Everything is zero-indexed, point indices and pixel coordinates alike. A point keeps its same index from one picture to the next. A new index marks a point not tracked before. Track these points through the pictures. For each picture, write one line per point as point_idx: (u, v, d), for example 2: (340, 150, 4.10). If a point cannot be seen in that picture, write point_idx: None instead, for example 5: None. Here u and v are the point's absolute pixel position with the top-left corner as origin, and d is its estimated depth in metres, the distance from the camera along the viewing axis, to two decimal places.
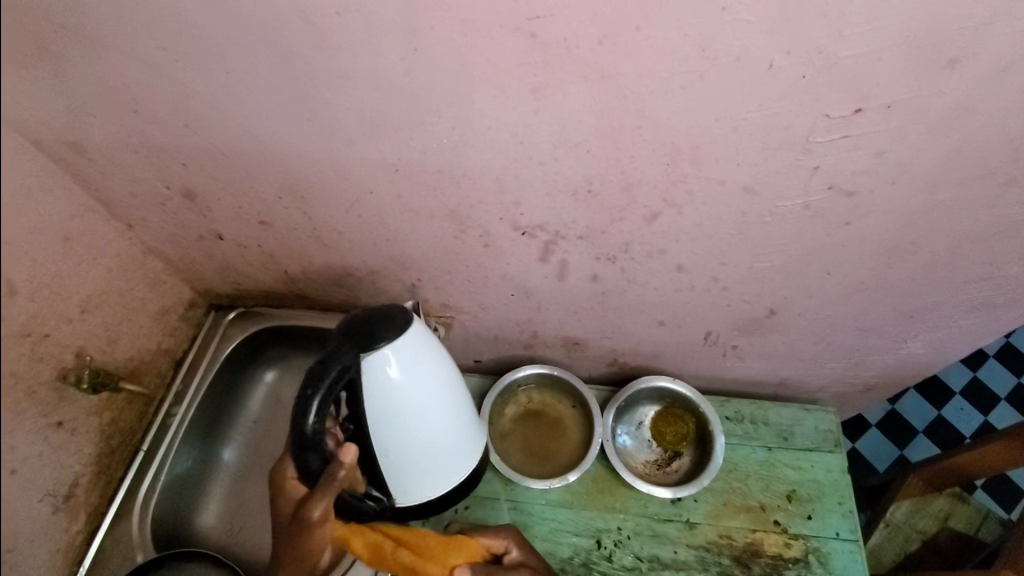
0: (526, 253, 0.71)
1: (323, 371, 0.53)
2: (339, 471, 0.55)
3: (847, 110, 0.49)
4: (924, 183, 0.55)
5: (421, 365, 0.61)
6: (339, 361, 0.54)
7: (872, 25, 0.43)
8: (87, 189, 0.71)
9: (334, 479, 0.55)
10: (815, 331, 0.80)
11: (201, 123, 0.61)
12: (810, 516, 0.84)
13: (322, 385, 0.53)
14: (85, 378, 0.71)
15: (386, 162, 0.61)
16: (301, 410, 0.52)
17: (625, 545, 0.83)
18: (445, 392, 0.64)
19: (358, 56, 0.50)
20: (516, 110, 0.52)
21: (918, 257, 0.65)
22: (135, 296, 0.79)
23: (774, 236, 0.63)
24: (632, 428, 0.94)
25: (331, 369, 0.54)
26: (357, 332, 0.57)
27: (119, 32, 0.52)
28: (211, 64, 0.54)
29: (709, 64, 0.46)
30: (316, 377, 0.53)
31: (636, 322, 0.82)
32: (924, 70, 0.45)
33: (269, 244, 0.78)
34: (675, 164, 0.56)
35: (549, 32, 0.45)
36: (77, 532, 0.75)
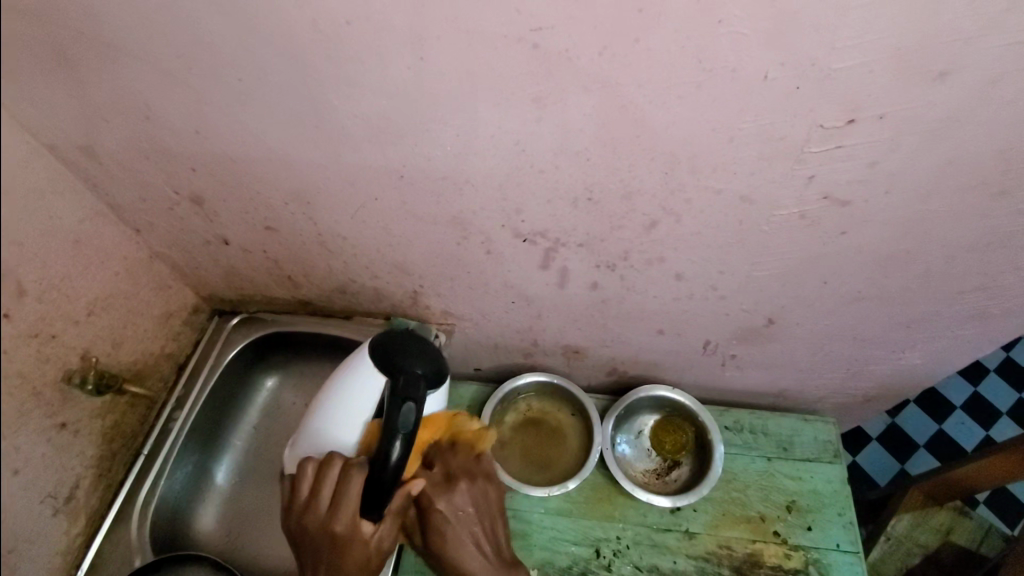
0: (527, 260, 0.72)
1: (411, 400, 0.62)
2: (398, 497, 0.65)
3: (841, 120, 0.50)
4: (918, 192, 0.56)
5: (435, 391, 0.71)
6: (416, 390, 0.64)
7: (863, 38, 0.44)
8: (96, 194, 0.72)
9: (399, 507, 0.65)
10: (814, 340, 0.80)
11: (212, 130, 0.62)
12: (811, 527, 0.84)
13: (413, 419, 0.61)
14: (89, 379, 0.72)
15: (391, 168, 0.62)
16: (389, 438, 0.59)
17: (624, 555, 0.83)
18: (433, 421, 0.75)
19: (367, 65, 0.52)
20: (518, 119, 0.54)
21: (914, 267, 0.66)
22: (140, 300, 0.80)
23: (771, 245, 0.64)
24: (631, 436, 0.94)
25: (416, 397, 0.63)
26: (417, 366, 0.67)
27: (135, 40, 0.54)
28: (224, 73, 0.56)
29: (705, 75, 0.48)
30: (406, 409, 0.61)
31: (635, 330, 0.83)
32: (915, 81, 0.47)
33: (274, 250, 0.80)
34: (673, 173, 0.57)
35: (552, 42, 0.47)
36: (76, 535, 0.75)
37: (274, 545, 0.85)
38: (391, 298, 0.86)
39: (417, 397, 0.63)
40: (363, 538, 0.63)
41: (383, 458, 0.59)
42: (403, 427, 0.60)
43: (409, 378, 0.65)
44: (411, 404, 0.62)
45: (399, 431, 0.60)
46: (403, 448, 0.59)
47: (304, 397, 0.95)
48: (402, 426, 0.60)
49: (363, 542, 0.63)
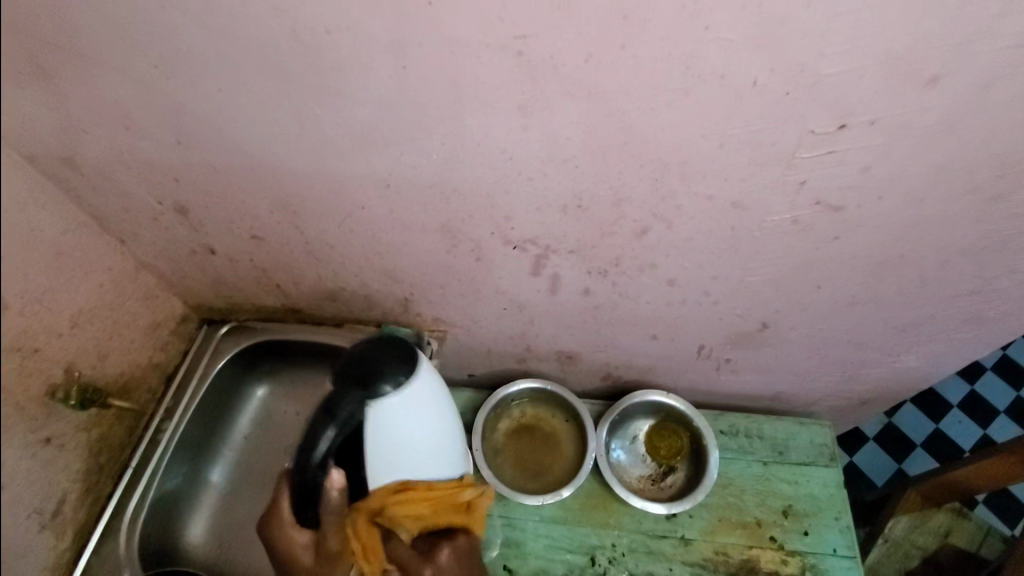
0: (518, 268, 0.71)
1: (331, 416, 0.57)
2: (331, 493, 0.59)
3: (832, 126, 0.49)
4: (911, 198, 0.55)
5: (426, 409, 0.63)
6: (344, 407, 0.57)
7: (853, 44, 0.43)
8: (79, 204, 0.71)
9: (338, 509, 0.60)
10: (808, 345, 0.80)
11: (193, 140, 0.61)
12: (807, 532, 0.84)
13: (334, 420, 0.57)
14: (73, 395, 0.70)
15: (376, 176, 0.61)
16: (311, 440, 0.57)
17: (619, 563, 0.82)
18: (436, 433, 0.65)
19: (348, 73, 0.51)
20: (504, 127, 0.53)
21: (908, 272, 0.65)
22: (126, 311, 0.79)
23: (764, 250, 0.63)
24: (626, 442, 0.93)
25: (338, 414, 0.57)
26: (360, 376, 0.58)
27: (110, 50, 0.53)
28: (203, 82, 0.54)
29: (693, 81, 0.47)
30: (328, 411, 0.58)
31: (629, 336, 0.82)
32: (906, 86, 0.46)
33: (261, 258, 0.78)
34: (663, 179, 0.56)
35: (536, 50, 0.46)
36: (64, 550, 0.74)
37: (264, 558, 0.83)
38: (381, 306, 0.84)
39: (342, 417, 0.57)
40: (297, 542, 0.62)
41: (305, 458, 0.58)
42: (323, 428, 0.57)
43: (344, 390, 0.58)
44: (329, 422, 0.57)
45: (311, 448, 0.57)
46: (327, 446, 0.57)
47: (295, 406, 0.94)
48: (314, 444, 0.57)
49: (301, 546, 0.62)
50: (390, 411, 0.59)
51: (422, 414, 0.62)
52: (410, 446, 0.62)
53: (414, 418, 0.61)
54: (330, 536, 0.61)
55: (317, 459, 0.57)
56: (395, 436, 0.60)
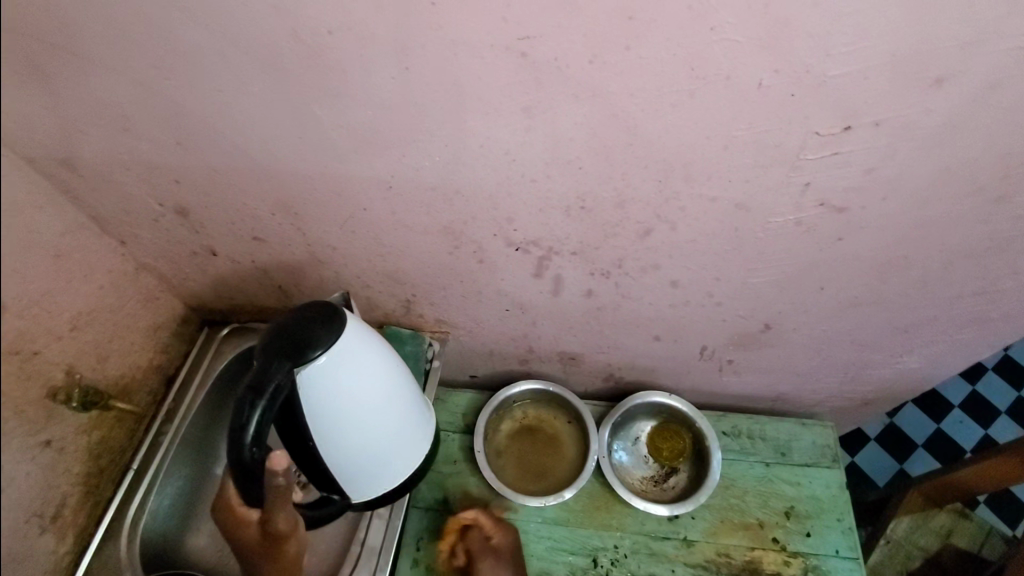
0: (520, 269, 0.71)
1: (255, 399, 0.49)
2: (278, 479, 0.53)
3: (837, 127, 0.49)
4: (915, 199, 0.55)
5: (364, 364, 0.58)
6: (268, 385, 0.50)
7: (859, 45, 0.43)
8: (79, 206, 0.70)
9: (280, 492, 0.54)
10: (811, 346, 0.80)
11: (194, 142, 0.61)
12: (809, 534, 0.83)
13: (258, 403, 0.49)
14: (74, 396, 0.70)
15: (379, 178, 0.61)
16: (234, 438, 0.48)
17: (622, 564, 0.82)
18: (388, 396, 0.62)
19: (351, 75, 0.50)
20: (508, 128, 0.53)
21: (911, 273, 0.65)
22: (127, 312, 0.79)
23: (768, 252, 0.63)
24: (628, 443, 0.93)
25: (265, 393, 0.50)
26: (279, 348, 0.53)
27: (111, 52, 0.52)
28: (204, 84, 0.54)
29: (698, 83, 0.47)
30: (248, 394, 0.49)
31: (631, 337, 0.82)
32: (912, 88, 0.46)
33: (263, 260, 0.78)
34: (667, 181, 0.56)
35: (540, 51, 0.46)
36: (65, 553, 0.74)
37: None
38: (383, 307, 0.84)
39: (270, 396, 0.50)
40: (247, 521, 0.58)
41: (234, 461, 0.48)
42: (244, 416, 0.48)
43: (262, 366, 0.51)
44: (255, 407, 0.49)
45: (240, 446, 0.48)
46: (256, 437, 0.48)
47: None
48: (241, 441, 0.48)
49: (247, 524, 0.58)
50: (324, 377, 0.55)
51: (361, 371, 0.58)
52: (356, 406, 0.58)
53: (352, 376, 0.57)
54: (278, 516, 0.56)
55: (251, 456, 0.48)
56: (338, 398, 0.56)
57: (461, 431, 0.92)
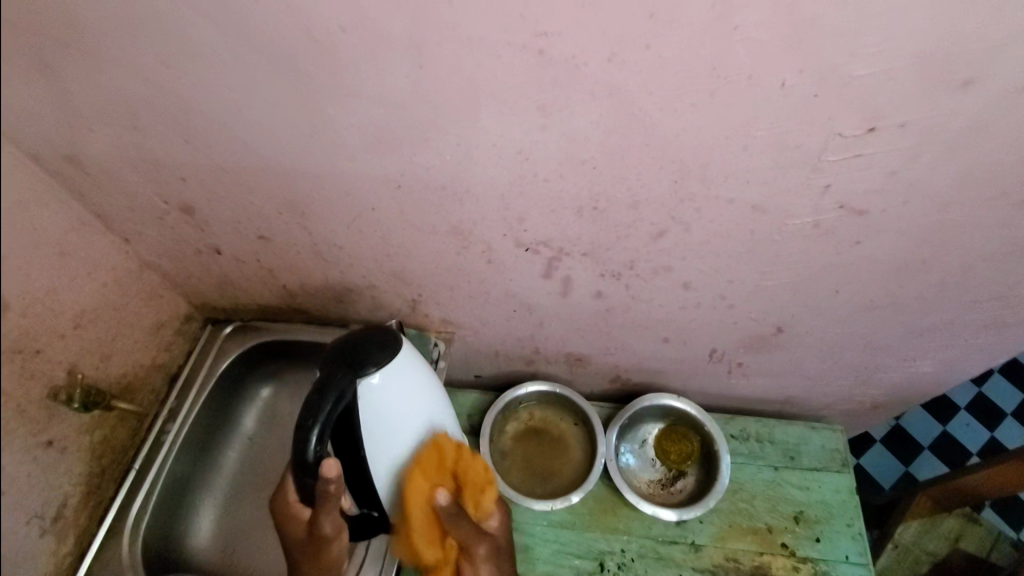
0: (529, 270, 0.69)
1: (319, 403, 0.54)
2: (329, 486, 0.55)
3: (859, 129, 0.48)
4: (936, 202, 0.54)
5: (411, 380, 0.61)
6: (331, 392, 0.55)
7: (888, 43, 0.42)
8: (83, 204, 0.69)
9: (329, 499, 0.56)
10: (823, 349, 0.78)
11: (201, 139, 0.60)
12: (819, 539, 0.82)
13: (320, 410, 0.54)
14: (76, 397, 0.69)
15: (388, 177, 0.60)
16: (301, 435, 0.54)
17: (629, 568, 0.81)
18: (432, 415, 0.63)
19: (361, 71, 0.49)
20: (522, 127, 0.51)
21: (929, 277, 0.64)
22: (130, 311, 0.78)
23: (784, 254, 0.62)
24: (635, 446, 0.92)
25: (327, 399, 0.54)
26: (341, 361, 0.57)
27: (117, 46, 0.51)
28: (211, 79, 0.53)
29: (719, 82, 0.46)
30: (313, 400, 0.54)
31: (640, 339, 0.81)
32: (940, 89, 0.44)
33: (268, 259, 0.77)
34: (683, 182, 0.55)
35: (557, 49, 0.45)
36: (65, 554, 0.73)
37: (268, 562, 0.82)
38: (389, 307, 0.83)
39: (331, 403, 0.55)
40: (299, 517, 0.62)
41: (299, 455, 0.54)
42: (309, 418, 0.54)
43: (327, 376, 0.56)
44: (319, 408, 0.54)
45: (305, 441, 0.53)
46: (318, 439, 0.54)
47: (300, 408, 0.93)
48: (305, 437, 0.53)
49: (297, 520, 0.62)
50: (376, 393, 0.58)
51: (407, 391, 0.60)
52: (399, 425, 0.60)
53: (399, 396, 0.60)
54: (323, 520, 0.59)
55: (314, 451, 0.54)
56: (385, 416, 0.59)
57: (467, 433, 0.91)
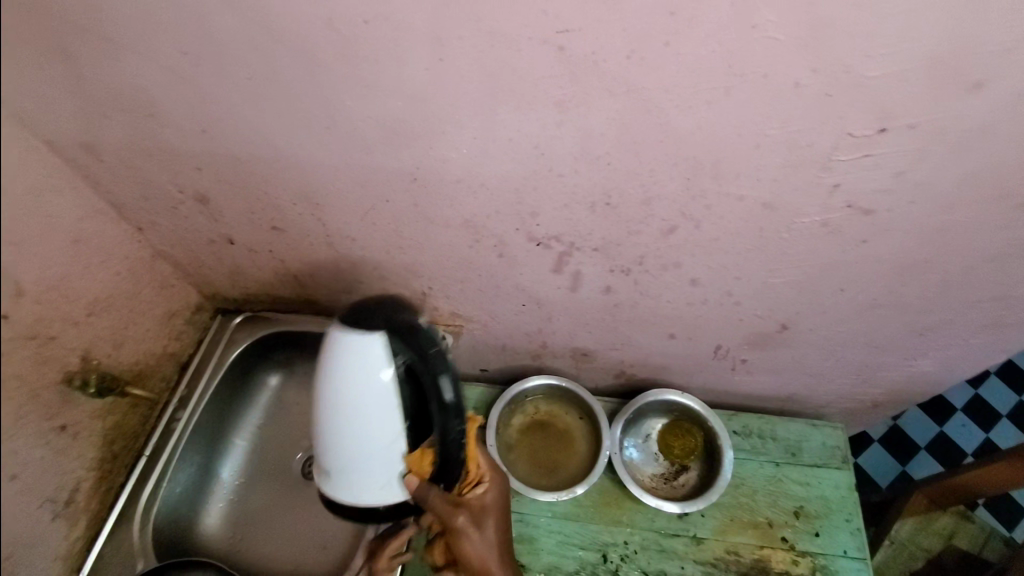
0: (539, 264, 0.70)
1: (431, 350, 0.56)
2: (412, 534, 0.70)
3: (870, 129, 0.49)
4: (943, 203, 0.55)
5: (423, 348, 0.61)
6: (399, 344, 0.56)
7: (901, 46, 0.43)
8: (98, 191, 0.70)
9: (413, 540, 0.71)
10: (826, 347, 0.80)
11: (220, 130, 0.60)
12: (819, 533, 0.84)
13: (439, 354, 0.56)
14: (91, 382, 0.70)
15: (404, 170, 0.60)
16: (436, 379, 0.55)
17: (631, 560, 0.82)
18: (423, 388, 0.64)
19: (382, 65, 0.50)
20: (539, 122, 0.52)
21: (933, 276, 0.65)
22: (142, 300, 0.79)
23: (790, 252, 0.63)
24: (639, 440, 0.93)
25: (431, 345, 0.56)
26: (394, 311, 0.58)
27: (144, 37, 0.52)
28: (233, 71, 0.54)
29: (735, 80, 0.46)
30: (427, 347, 0.56)
31: (647, 334, 0.82)
32: (951, 91, 0.45)
33: (280, 250, 0.78)
34: (695, 179, 0.56)
35: (578, 46, 0.45)
36: (77, 539, 0.73)
37: (276, 549, 0.83)
38: None
39: (406, 354, 0.56)
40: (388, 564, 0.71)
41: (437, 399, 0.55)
42: (439, 363, 0.55)
43: (404, 322, 0.57)
44: (435, 354, 0.56)
45: (440, 384, 0.55)
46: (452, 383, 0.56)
47: (307, 399, 0.95)
48: (442, 377, 0.55)
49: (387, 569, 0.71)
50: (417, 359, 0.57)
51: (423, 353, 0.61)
52: (378, 409, 0.58)
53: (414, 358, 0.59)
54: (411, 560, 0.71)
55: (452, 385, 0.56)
56: (364, 391, 0.57)
57: None
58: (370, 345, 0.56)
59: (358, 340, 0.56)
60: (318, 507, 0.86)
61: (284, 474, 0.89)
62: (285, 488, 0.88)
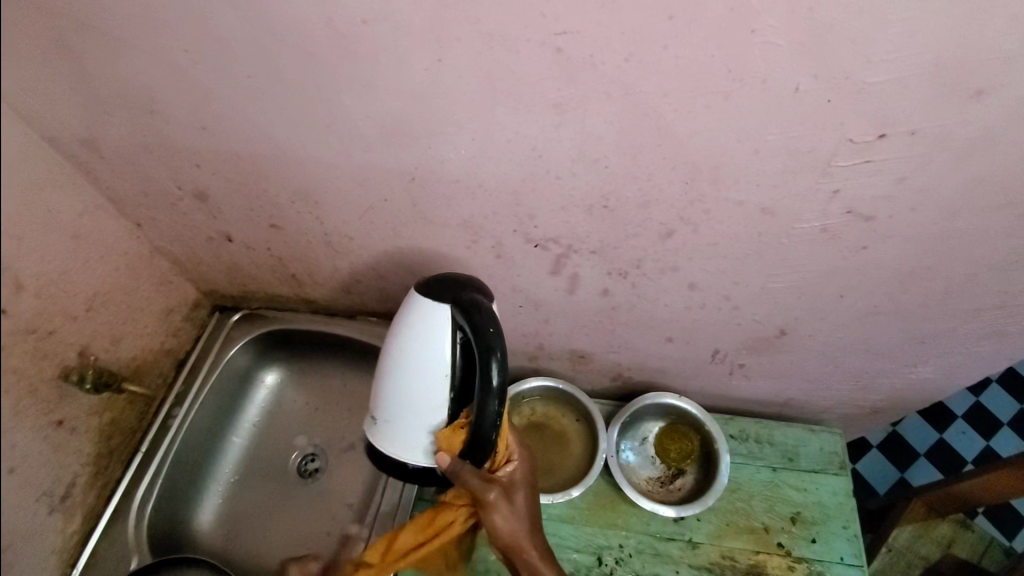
0: (537, 266, 0.70)
1: (491, 328, 0.55)
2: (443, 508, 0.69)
3: (870, 135, 0.49)
4: (943, 211, 0.55)
5: None
6: (461, 318, 0.57)
7: (903, 53, 0.43)
8: (97, 186, 0.70)
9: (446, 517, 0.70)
10: (825, 353, 0.79)
11: (218, 126, 0.60)
12: (815, 540, 0.83)
13: (496, 334, 0.55)
14: (88, 378, 0.70)
15: (402, 170, 0.60)
16: (487, 358, 0.54)
17: (626, 563, 0.82)
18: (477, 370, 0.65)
19: (383, 66, 0.50)
20: (538, 124, 0.52)
21: (932, 283, 0.64)
22: (141, 296, 0.79)
23: (789, 257, 0.63)
24: (636, 443, 0.93)
25: (490, 324, 0.56)
26: (464, 288, 0.59)
27: (143, 34, 0.52)
28: (233, 68, 0.54)
29: (734, 85, 0.46)
30: (487, 326, 0.55)
31: (645, 338, 0.82)
32: (952, 99, 0.45)
33: (278, 247, 0.78)
34: (693, 183, 0.55)
35: (577, 48, 0.45)
36: (72, 533, 0.73)
37: (269, 546, 0.83)
38: (396, 299, 0.84)
39: (465, 328, 0.57)
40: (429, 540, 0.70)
41: (483, 377, 0.54)
42: (495, 343, 0.55)
43: (469, 299, 0.57)
44: (493, 331, 0.55)
45: (490, 362, 0.54)
46: (501, 366, 0.55)
47: (304, 397, 0.95)
48: (494, 356, 0.54)
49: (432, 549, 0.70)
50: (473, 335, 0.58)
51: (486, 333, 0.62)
52: (430, 370, 0.60)
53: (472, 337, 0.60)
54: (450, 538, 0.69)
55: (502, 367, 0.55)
56: (423, 352, 0.59)
57: None
58: (436, 312, 0.59)
59: (427, 305, 0.59)
60: (313, 504, 0.86)
61: (278, 472, 0.89)
62: (280, 486, 0.88)
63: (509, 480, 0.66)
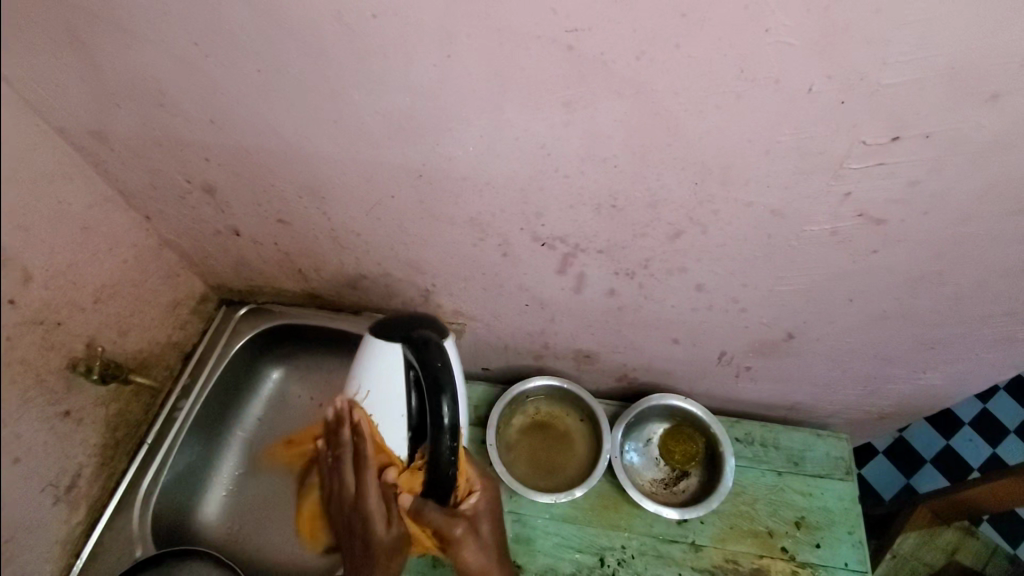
0: (544, 264, 0.70)
1: (439, 368, 0.59)
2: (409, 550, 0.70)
3: (884, 138, 0.48)
4: (957, 215, 0.54)
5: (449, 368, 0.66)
6: (413, 356, 0.62)
7: (919, 54, 0.42)
8: (107, 179, 0.71)
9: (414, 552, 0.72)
10: (832, 357, 0.79)
11: (227, 120, 0.60)
12: (819, 545, 0.83)
13: (443, 374, 0.59)
14: (95, 369, 0.70)
15: (410, 166, 0.60)
16: (437, 398, 0.58)
17: (628, 565, 0.82)
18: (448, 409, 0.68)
19: (392, 62, 0.50)
20: (546, 122, 0.52)
21: (943, 288, 0.64)
22: (148, 288, 0.79)
23: (799, 259, 0.62)
24: (640, 444, 0.93)
25: (438, 362, 0.60)
26: (416, 328, 0.64)
27: (154, 27, 0.52)
28: (242, 62, 0.54)
29: (746, 84, 0.46)
30: (436, 367, 0.59)
31: (651, 339, 0.81)
32: (967, 101, 0.44)
33: (285, 242, 0.78)
34: (703, 184, 0.55)
35: (588, 45, 0.45)
36: (76, 524, 0.74)
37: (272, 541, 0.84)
38: (402, 295, 0.84)
39: (417, 365, 0.61)
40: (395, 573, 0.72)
41: (435, 416, 0.58)
42: (445, 382, 0.58)
43: (419, 337, 0.62)
44: (442, 371, 0.59)
45: (440, 402, 0.58)
46: (450, 405, 0.58)
47: (309, 392, 0.95)
48: (441, 395, 0.58)
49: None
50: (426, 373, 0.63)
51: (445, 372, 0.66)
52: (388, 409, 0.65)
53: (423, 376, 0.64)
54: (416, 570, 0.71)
55: (451, 405, 0.58)
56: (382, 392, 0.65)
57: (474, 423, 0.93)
58: (388, 354, 0.64)
59: (381, 347, 0.64)
60: None
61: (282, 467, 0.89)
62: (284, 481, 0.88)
63: (472, 512, 0.69)
